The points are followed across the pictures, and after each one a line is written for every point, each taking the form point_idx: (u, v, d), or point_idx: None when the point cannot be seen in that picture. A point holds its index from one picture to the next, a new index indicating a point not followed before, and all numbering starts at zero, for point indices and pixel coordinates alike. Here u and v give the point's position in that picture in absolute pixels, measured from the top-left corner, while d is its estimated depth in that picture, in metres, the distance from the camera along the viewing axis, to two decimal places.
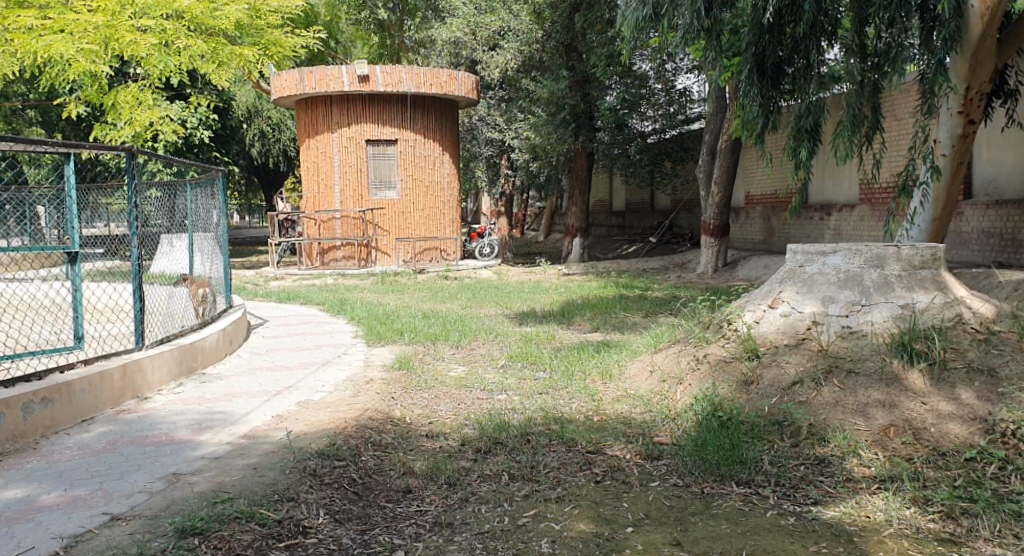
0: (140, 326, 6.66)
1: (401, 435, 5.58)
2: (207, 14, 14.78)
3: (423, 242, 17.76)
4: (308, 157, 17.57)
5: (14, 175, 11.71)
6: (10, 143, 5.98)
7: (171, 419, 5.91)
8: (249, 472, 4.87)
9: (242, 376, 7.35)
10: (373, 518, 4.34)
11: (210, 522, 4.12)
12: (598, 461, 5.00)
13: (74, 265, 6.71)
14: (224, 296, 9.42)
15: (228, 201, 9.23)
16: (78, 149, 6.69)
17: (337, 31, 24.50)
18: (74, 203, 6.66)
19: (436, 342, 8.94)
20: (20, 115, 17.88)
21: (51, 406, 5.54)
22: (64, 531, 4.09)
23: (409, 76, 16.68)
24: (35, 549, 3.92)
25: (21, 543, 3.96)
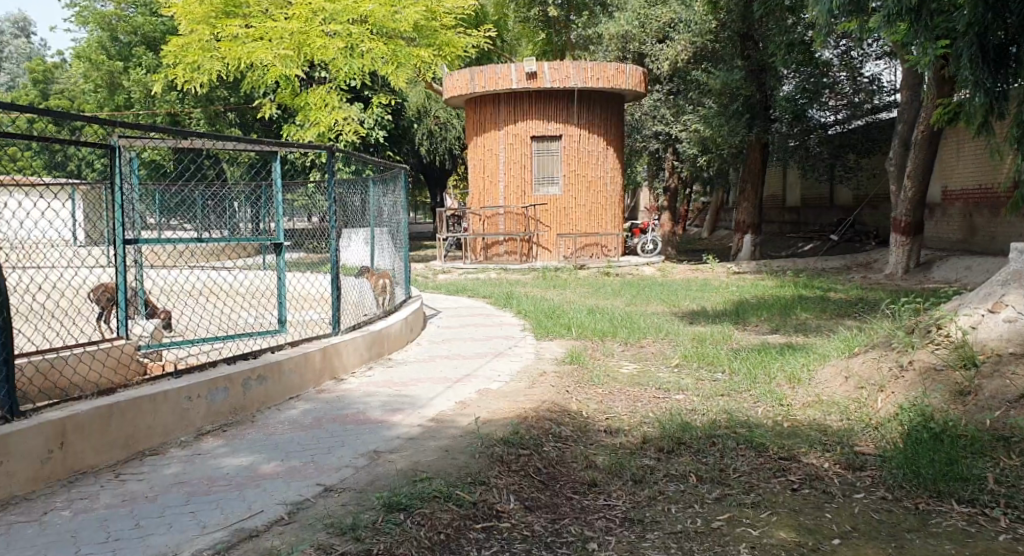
0: (337, 312, 7.00)
1: (581, 430, 5.53)
2: (388, 17, 15.18)
3: (585, 238, 17.69)
4: (475, 153, 17.97)
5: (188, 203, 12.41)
6: (224, 142, 6.39)
7: (364, 400, 6.16)
8: (442, 455, 4.96)
9: (424, 362, 7.57)
10: (563, 509, 4.31)
11: (413, 499, 4.22)
12: (793, 469, 4.75)
13: (280, 255, 7.01)
14: (404, 287, 9.81)
15: (409, 197, 9.65)
16: (281, 147, 7.05)
17: (505, 30, 24.89)
18: (280, 196, 7.05)
19: (606, 338, 8.84)
20: (221, 118, 19.35)
21: (266, 383, 5.96)
22: (287, 498, 4.35)
23: (578, 71, 16.63)
24: (264, 512, 4.18)
25: (251, 506, 4.25)
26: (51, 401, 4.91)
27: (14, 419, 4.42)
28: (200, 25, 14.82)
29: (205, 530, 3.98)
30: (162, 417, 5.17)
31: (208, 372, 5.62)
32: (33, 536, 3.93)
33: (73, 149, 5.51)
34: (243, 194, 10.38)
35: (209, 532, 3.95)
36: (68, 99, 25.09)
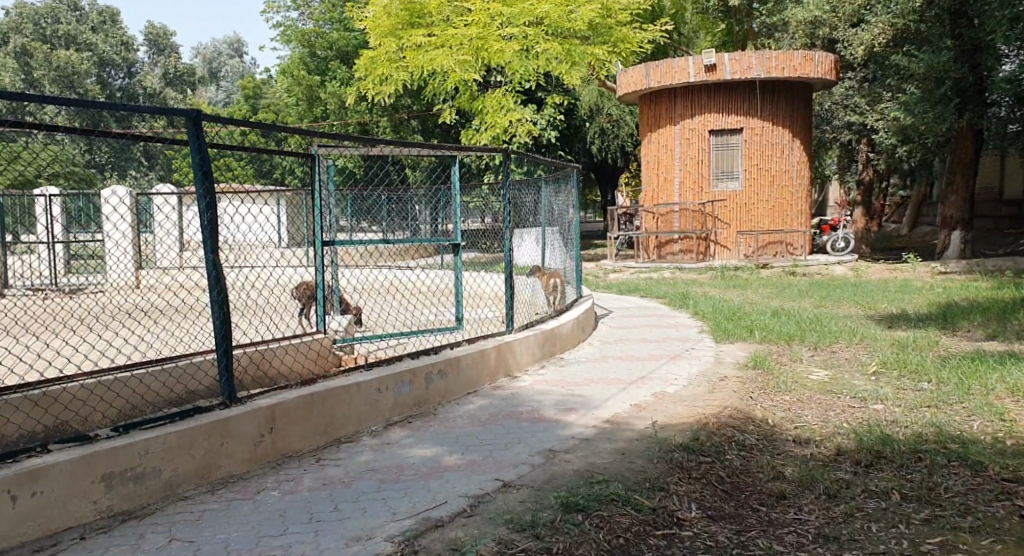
0: (510, 309, 6.95)
1: (767, 438, 5.15)
2: (563, 17, 15.09)
3: (768, 235, 16.84)
4: (650, 149, 17.63)
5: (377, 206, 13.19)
6: (407, 147, 6.47)
7: (537, 398, 6.08)
8: (618, 457, 4.78)
9: (596, 363, 7.38)
10: (749, 520, 4.00)
11: (590, 501, 4.09)
12: (1019, 492, 4.18)
13: (457, 255, 7.06)
14: (575, 286, 9.67)
15: (580, 196, 9.55)
16: (459, 151, 7.07)
17: (682, 23, 24.27)
18: (457, 196, 7.06)
19: (793, 341, 8.29)
20: (403, 124, 20.11)
21: (446, 378, 6.00)
22: (468, 492, 4.37)
23: (760, 62, 15.88)
24: (446, 505, 4.21)
25: (435, 498, 4.31)
26: (261, 390, 5.23)
27: (233, 404, 4.77)
28: (386, 37, 15.41)
29: (395, 517, 4.10)
30: (356, 407, 5.33)
31: (393, 365, 5.72)
32: (247, 513, 4.22)
33: (279, 157, 5.71)
34: (422, 196, 10.69)
35: (398, 519, 4.07)
36: (271, 111, 27.05)
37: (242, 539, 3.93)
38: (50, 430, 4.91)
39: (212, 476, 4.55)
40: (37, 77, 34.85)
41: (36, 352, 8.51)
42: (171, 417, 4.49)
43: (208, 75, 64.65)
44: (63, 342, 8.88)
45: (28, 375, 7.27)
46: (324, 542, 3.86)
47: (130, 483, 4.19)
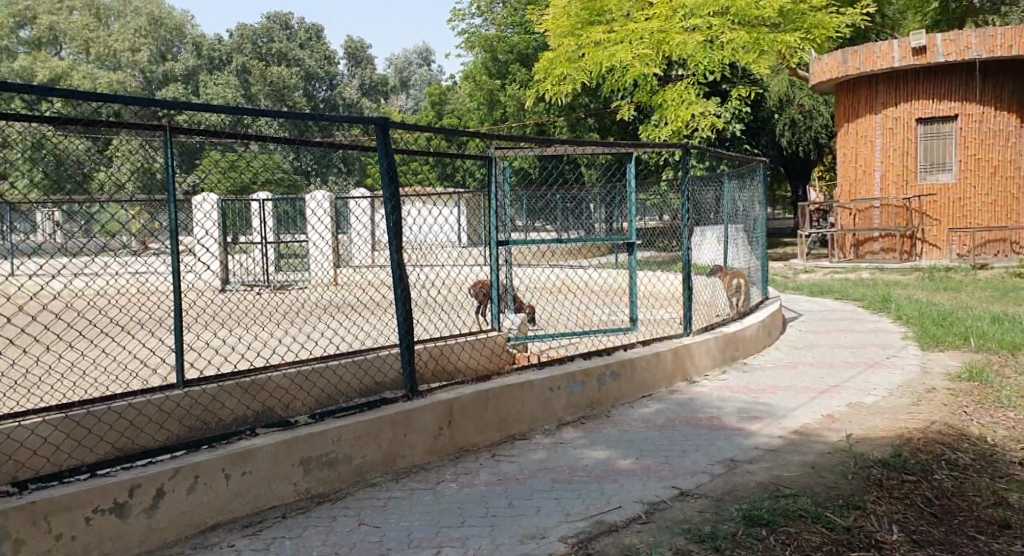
0: (688, 310, 6.64)
1: (983, 458, 4.57)
2: (752, 5, 14.35)
3: (986, 233, 15.23)
4: (847, 141, 16.63)
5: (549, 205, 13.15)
6: (580, 146, 6.27)
7: (718, 404, 5.75)
8: (808, 471, 4.41)
9: (784, 369, 6.90)
10: (962, 549, 3.53)
11: (776, 516, 3.78)
12: None
13: (631, 254, 6.82)
14: (761, 287, 9.13)
15: (768, 193, 9.11)
16: (635, 148, 6.79)
17: (886, 6, 22.62)
18: (632, 194, 6.82)
19: (1015, 352, 7.40)
20: (582, 124, 20.06)
21: (619, 380, 5.80)
22: (644, 497, 4.17)
23: (979, 41, 14.48)
24: (621, 509, 4.04)
25: (610, 501, 4.14)
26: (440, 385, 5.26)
27: (415, 397, 4.82)
28: (566, 37, 15.38)
29: (569, 517, 3.97)
30: (529, 405, 5.24)
31: (566, 365, 5.60)
32: (429, 503, 4.23)
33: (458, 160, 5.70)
34: (598, 195, 10.52)
35: (572, 520, 3.94)
36: (457, 114, 27.88)
37: (423, 528, 3.94)
38: (258, 415, 5.19)
39: (398, 464, 4.62)
40: (253, 91, 37.93)
41: (243, 343, 9.11)
42: (359, 407, 4.61)
43: (400, 84, 67.73)
44: (266, 334, 9.48)
45: (235, 363, 7.77)
46: (498, 538, 3.80)
47: (324, 467, 4.34)
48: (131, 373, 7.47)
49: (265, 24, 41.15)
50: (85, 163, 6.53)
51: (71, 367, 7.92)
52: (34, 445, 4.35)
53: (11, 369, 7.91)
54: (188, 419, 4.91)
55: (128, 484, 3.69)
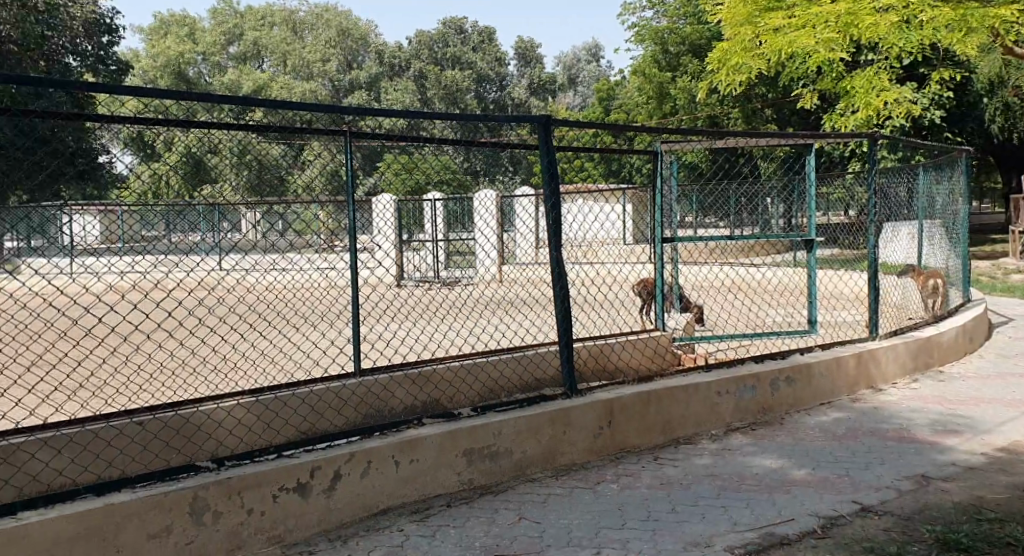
0: (875, 312, 6.15)
1: None
2: None
3: None
4: None
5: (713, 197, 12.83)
6: (756, 139, 5.91)
7: (909, 415, 5.26)
8: (1016, 495, 3.92)
9: (988, 380, 6.24)
10: None
11: (976, 541, 3.38)
12: None
13: (811, 252, 6.37)
14: (964, 288, 8.40)
15: (971, 183, 8.35)
16: (817, 139, 6.37)
17: None
18: (813, 188, 6.39)
19: None
20: (759, 115, 19.28)
21: (795, 384, 5.44)
22: (821, 511, 3.85)
23: None
24: (795, 522, 3.75)
25: (782, 512, 3.85)
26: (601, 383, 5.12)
27: (574, 395, 4.71)
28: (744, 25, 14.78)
29: (737, 527, 3.73)
30: (695, 408, 5.00)
31: (736, 367, 5.31)
32: (590, 502, 4.10)
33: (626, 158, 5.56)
34: (777, 189, 10.05)
35: (740, 530, 3.69)
36: (628, 109, 27.56)
37: (583, 527, 3.82)
38: (424, 406, 5.24)
39: (557, 461, 4.53)
40: (429, 94, 39.11)
41: (415, 335, 9.47)
42: (519, 402, 4.54)
43: (570, 82, 68.01)
44: (436, 328, 9.75)
45: (406, 355, 8.03)
46: (661, 543, 3.61)
47: (484, 460, 4.31)
48: (313, 360, 7.97)
49: (442, 29, 42.47)
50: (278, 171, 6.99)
51: (258, 356, 8.43)
52: (227, 425, 4.52)
53: (208, 356, 8.55)
54: (363, 407, 5.00)
55: (309, 465, 3.80)
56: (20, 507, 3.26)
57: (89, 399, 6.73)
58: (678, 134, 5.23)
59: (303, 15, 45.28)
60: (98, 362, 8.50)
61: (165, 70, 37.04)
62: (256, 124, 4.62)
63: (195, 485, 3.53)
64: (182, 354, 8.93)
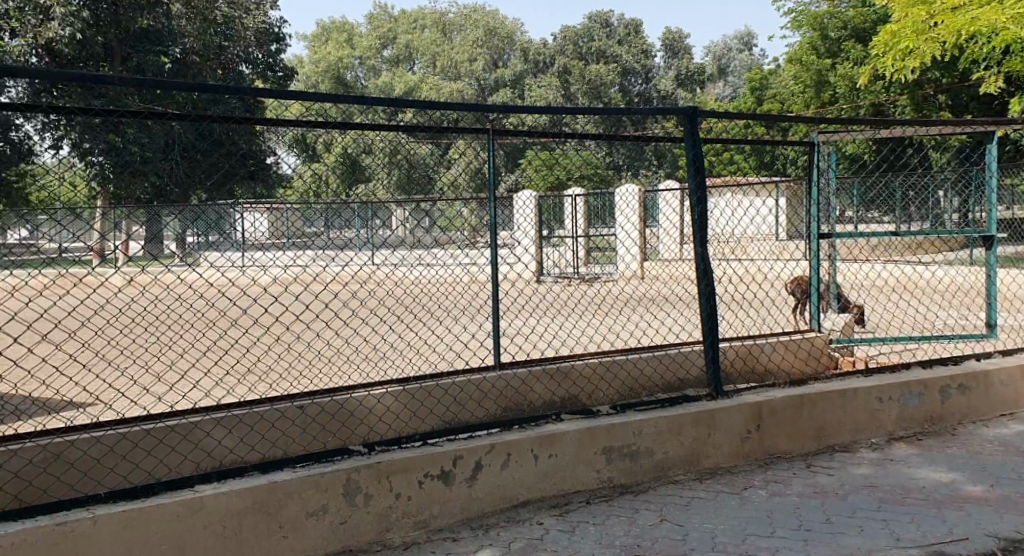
0: None
1: None
2: None
3: None
4: None
5: (874, 196, 13.35)
6: (928, 127, 5.44)
7: None
8: None
9: None
10: None
11: None
12: None
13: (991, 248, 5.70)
14: None
15: None
16: (1000, 126, 5.80)
17: None
18: (994, 179, 5.84)
19: None
20: (929, 103, 18.06)
21: (969, 393, 5.01)
22: (998, 532, 3.52)
23: None
24: (968, 543, 3.43)
25: (953, 530, 3.54)
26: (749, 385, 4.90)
27: (720, 396, 4.50)
28: None
29: (899, 543, 3.46)
30: (854, 414, 4.69)
31: (901, 373, 4.95)
32: (737, 507, 3.92)
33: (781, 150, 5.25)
34: (951, 181, 9.34)
35: (903, 548, 3.42)
36: (783, 101, 26.51)
37: (729, 533, 3.64)
38: (564, 402, 5.22)
39: (702, 464, 4.34)
40: (574, 91, 38.90)
41: (556, 331, 9.44)
42: (660, 402, 4.39)
43: (720, 75, 66.10)
44: (579, 324, 9.69)
45: (547, 350, 8.01)
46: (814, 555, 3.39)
47: (625, 459, 4.20)
48: (455, 353, 8.07)
49: (588, 24, 42.16)
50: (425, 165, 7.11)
51: (405, 349, 8.63)
52: (378, 412, 4.69)
53: (356, 346, 8.83)
54: (502, 401, 5.05)
55: (452, 454, 3.86)
56: (196, 481, 3.48)
57: (248, 383, 7.07)
58: (839, 124, 4.88)
59: (453, 16, 46.25)
60: (255, 350, 8.96)
61: (327, 74, 39.69)
62: (400, 123, 4.73)
63: (348, 468, 3.66)
64: (332, 343, 9.27)
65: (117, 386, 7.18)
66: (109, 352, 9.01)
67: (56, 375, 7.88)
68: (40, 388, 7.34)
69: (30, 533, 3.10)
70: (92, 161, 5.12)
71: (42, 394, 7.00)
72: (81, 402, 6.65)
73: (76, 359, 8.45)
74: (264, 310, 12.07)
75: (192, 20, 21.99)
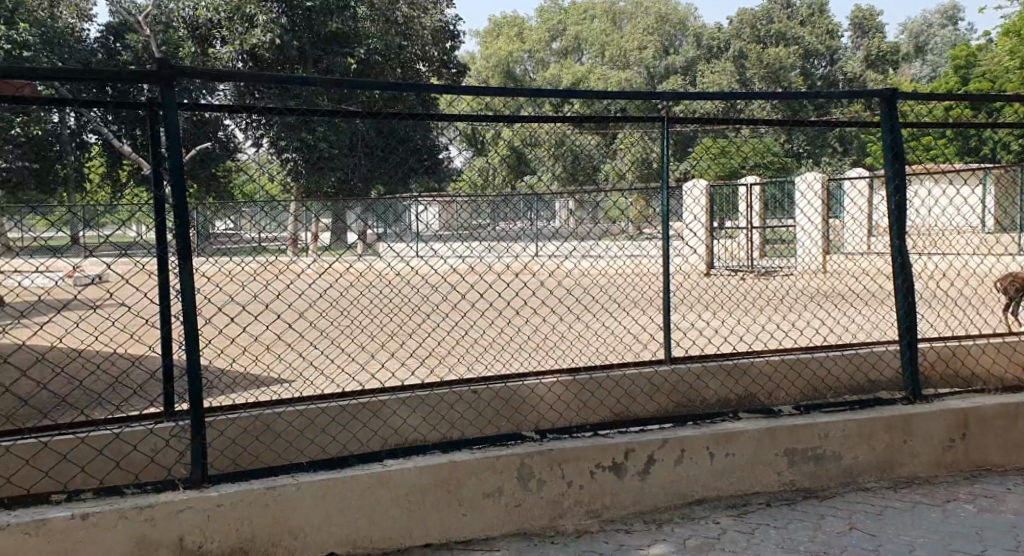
0: None
1: None
2: None
3: None
4: None
5: None
6: None
7: None
8: None
9: None
10: None
11: None
12: None
13: None
14: None
15: None
16: None
17: None
18: None
19: None
20: None
21: None
22: None
23: None
24: None
25: None
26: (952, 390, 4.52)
27: (918, 400, 4.18)
28: None
29: None
30: None
31: None
32: (938, 521, 3.64)
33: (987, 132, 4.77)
34: None
35: None
36: (988, 81, 24.37)
37: (930, 548, 3.39)
38: (740, 400, 5.02)
39: (897, 472, 4.06)
40: (750, 76, 37.46)
41: (733, 327, 9.15)
42: (849, 405, 4.15)
43: (915, 53, 61.65)
44: (757, 320, 9.35)
45: (724, 346, 7.78)
46: None
47: (810, 461, 3.99)
48: (629, 345, 7.97)
49: (767, 6, 40.46)
50: (598, 156, 7.04)
51: (582, 339, 8.67)
52: (550, 400, 4.77)
53: (530, 336, 8.91)
54: (674, 396, 4.93)
55: (625, 446, 3.86)
56: (384, 455, 3.70)
57: (427, 367, 7.30)
58: None
59: (624, 5, 45.74)
60: (434, 337, 9.25)
61: (497, 69, 40.43)
62: (568, 115, 4.71)
63: (523, 453, 3.77)
64: (506, 332, 9.42)
65: (317, 367, 7.65)
66: (307, 336, 9.61)
67: (257, 355, 8.49)
68: (250, 366, 7.97)
69: (243, 496, 3.41)
70: (285, 158, 5.47)
71: (252, 371, 7.59)
72: (286, 379, 7.15)
73: (279, 340, 9.09)
74: (443, 298, 12.47)
75: (374, 22, 23.05)
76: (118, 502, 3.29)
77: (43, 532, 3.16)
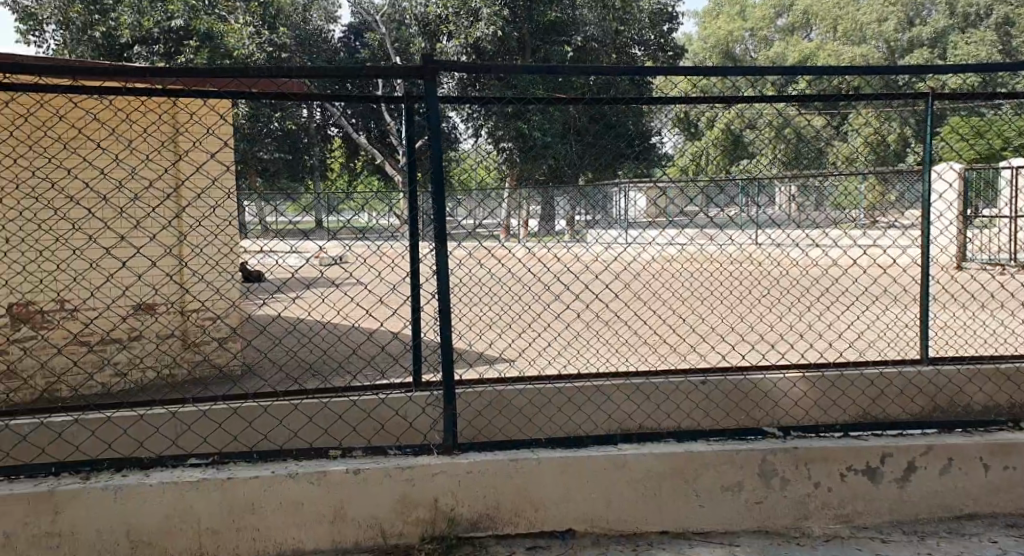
0: None
1: None
2: None
3: None
4: None
5: None
6: None
7: None
8: None
9: None
10: None
11: None
12: None
13: None
14: None
15: None
16: None
17: None
18: None
19: None
20: None
21: None
22: None
23: None
24: None
25: None
26: None
27: None
28: None
29: None
30: None
31: None
32: None
33: None
34: None
35: None
36: None
37: None
38: (1014, 409, 4.58)
39: None
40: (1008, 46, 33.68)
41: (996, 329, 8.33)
42: None
43: None
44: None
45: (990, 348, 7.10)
46: None
47: None
48: (880, 343, 7.47)
49: None
50: (840, 142, 6.59)
51: (815, 337, 8.20)
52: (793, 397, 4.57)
53: (768, 331, 8.59)
54: (935, 400, 4.57)
55: (880, 450, 3.62)
56: (620, 439, 3.70)
57: (664, 355, 7.25)
58: None
59: None
60: (665, 325, 9.17)
61: (716, 50, 39.23)
62: (790, 94, 4.32)
63: (765, 448, 3.62)
64: (742, 324, 9.14)
65: (551, 348, 7.84)
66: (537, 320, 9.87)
67: (493, 335, 8.83)
68: (487, 345, 8.27)
69: (491, 465, 3.53)
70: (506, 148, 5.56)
71: (490, 350, 7.89)
72: (523, 359, 7.37)
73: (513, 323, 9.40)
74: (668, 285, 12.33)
75: (594, 8, 23.01)
76: (383, 461, 3.51)
77: (322, 482, 3.42)
